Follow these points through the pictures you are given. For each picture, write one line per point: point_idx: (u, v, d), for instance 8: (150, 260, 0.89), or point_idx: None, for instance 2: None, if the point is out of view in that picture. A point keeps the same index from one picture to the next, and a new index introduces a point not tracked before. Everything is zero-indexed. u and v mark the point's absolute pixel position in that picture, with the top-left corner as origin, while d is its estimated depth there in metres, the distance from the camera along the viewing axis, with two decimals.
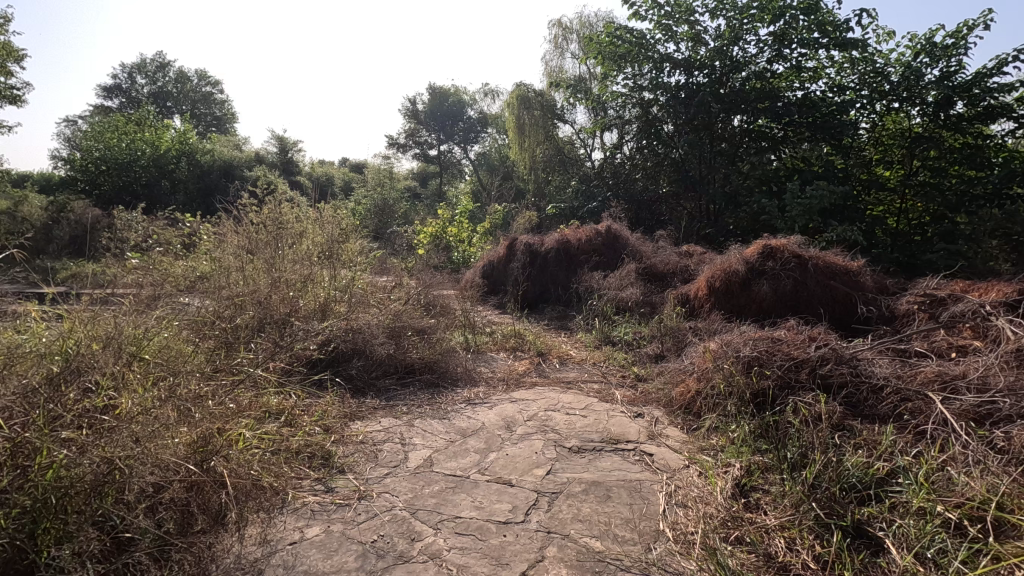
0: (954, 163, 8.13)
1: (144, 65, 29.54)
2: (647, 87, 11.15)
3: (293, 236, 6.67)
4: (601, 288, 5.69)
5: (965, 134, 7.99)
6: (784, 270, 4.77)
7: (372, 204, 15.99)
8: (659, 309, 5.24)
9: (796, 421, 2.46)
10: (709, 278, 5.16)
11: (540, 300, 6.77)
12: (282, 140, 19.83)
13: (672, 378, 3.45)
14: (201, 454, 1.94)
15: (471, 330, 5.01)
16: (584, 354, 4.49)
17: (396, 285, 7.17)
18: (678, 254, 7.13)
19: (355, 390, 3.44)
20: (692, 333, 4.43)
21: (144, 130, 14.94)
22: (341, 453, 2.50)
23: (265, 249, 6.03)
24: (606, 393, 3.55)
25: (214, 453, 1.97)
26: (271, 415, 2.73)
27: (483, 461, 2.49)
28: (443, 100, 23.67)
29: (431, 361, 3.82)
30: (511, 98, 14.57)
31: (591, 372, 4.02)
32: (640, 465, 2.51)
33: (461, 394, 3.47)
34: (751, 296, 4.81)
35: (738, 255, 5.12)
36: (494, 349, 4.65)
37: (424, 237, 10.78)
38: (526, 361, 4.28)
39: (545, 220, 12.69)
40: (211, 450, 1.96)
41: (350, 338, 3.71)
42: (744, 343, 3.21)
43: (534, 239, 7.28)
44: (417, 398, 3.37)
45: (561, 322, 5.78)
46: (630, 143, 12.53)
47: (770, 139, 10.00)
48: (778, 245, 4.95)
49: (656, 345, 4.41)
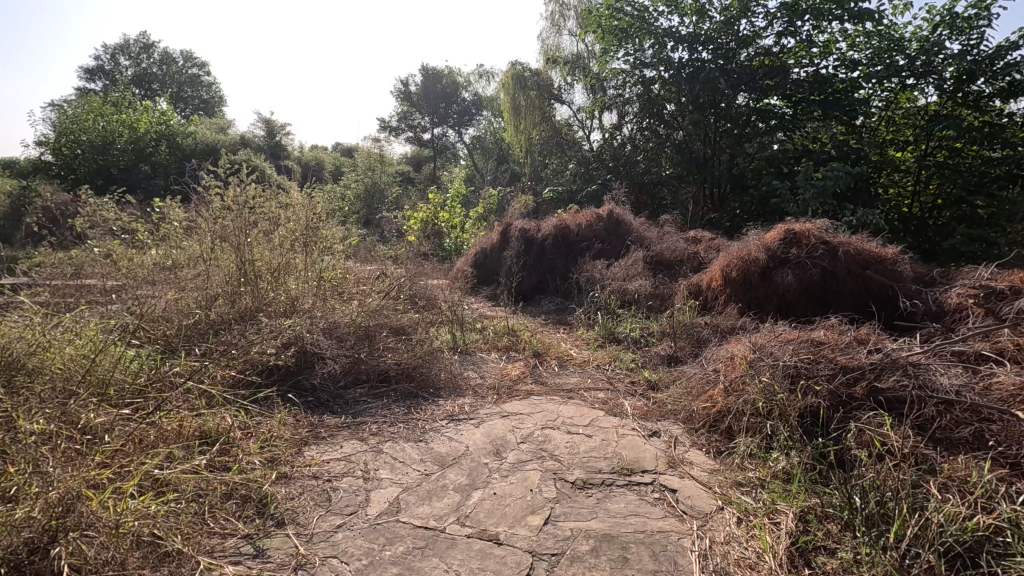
0: (971, 143, 7.46)
1: (127, 47, 28.62)
2: (648, 64, 10.52)
3: (264, 206, 5.98)
4: (604, 278, 5.16)
5: (984, 113, 7.37)
6: (812, 257, 4.25)
7: (362, 188, 15.37)
8: (669, 302, 4.72)
9: (858, 453, 1.94)
10: (725, 266, 4.66)
11: (536, 292, 6.26)
12: (269, 123, 19.14)
13: (692, 388, 2.94)
14: (53, 529, 1.44)
15: (460, 326, 4.48)
16: (586, 354, 3.98)
17: (381, 275, 6.63)
18: (686, 241, 6.58)
19: (319, 402, 2.92)
20: (709, 332, 3.91)
21: (121, 112, 14.25)
22: (284, 496, 1.97)
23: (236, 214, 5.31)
24: (614, 404, 3.03)
25: (75, 525, 1.46)
26: (205, 443, 2.24)
27: (465, 505, 1.97)
28: (436, 82, 22.87)
29: (410, 367, 3.29)
30: (506, 77, 13.85)
31: (595, 376, 3.51)
32: (662, 507, 2.00)
33: (443, 407, 2.95)
34: (774, 287, 4.31)
35: (757, 241, 4.59)
36: (484, 348, 4.13)
37: (415, 223, 10.23)
38: (520, 364, 3.76)
39: (542, 205, 12.12)
40: (69, 523, 1.45)
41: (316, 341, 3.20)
42: (780, 348, 2.69)
43: (530, 224, 6.71)
44: (392, 413, 2.85)
45: (558, 315, 5.27)
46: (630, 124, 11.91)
47: (778, 119, 9.40)
48: (804, 229, 4.41)
49: (667, 345, 3.89)
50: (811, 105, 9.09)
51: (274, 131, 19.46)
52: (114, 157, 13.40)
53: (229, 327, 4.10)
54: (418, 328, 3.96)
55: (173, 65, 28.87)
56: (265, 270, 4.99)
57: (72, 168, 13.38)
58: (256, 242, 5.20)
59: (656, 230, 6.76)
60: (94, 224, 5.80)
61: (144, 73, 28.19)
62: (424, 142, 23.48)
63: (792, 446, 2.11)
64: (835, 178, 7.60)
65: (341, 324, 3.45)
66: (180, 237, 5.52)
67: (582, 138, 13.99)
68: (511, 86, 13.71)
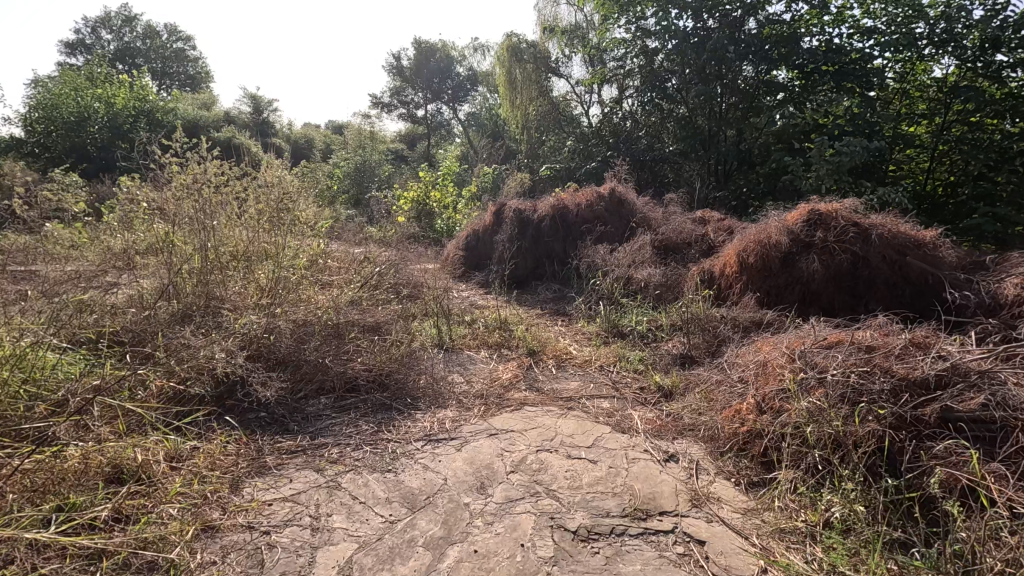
0: (990, 116, 6.85)
1: (110, 19, 27.53)
2: (651, 33, 9.89)
3: (235, 176, 5.40)
4: (606, 264, 4.69)
5: (1005, 84, 6.67)
6: (840, 243, 3.79)
7: (351, 166, 14.75)
8: (679, 292, 4.26)
9: (942, 504, 1.50)
10: (741, 251, 4.23)
11: (532, 277, 5.80)
12: (256, 98, 18.39)
13: (715, 397, 2.50)
14: None
15: (446, 319, 4.01)
16: (588, 352, 3.53)
17: (365, 260, 6.14)
18: (694, 223, 6.10)
19: (272, 418, 2.46)
20: (727, 326, 3.46)
21: (98, 86, 13.56)
22: (200, 562, 1.53)
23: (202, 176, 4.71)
24: (621, 418, 2.59)
25: None
26: (118, 483, 1.82)
27: (436, 571, 1.53)
28: (430, 56, 22.00)
29: (385, 374, 2.85)
30: (501, 49, 13.17)
31: (597, 380, 3.06)
32: (689, 568, 1.57)
33: (420, 424, 2.50)
34: (795, 276, 3.88)
35: (778, 222, 4.12)
36: (473, 345, 3.68)
37: (407, 202, 9.68)
38: (512, 365, 3.30)
39: (539, 182, 11.55)
40: None
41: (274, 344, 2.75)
42: (823, 354, 2.24)
43: (525, 204, 6.21)
44: (358, 432, 2.41)
45: (556, 305, 4.81)
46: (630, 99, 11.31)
47: (786, 92, 8.84)
48: (832, 209, 3.93)
49: (679, 342, 3.44)
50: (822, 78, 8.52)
51: (261, 107, 18.73)
52: (90, 133, 12.74)
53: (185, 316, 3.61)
54: (397, 326, 3.50)
55: (156, 38, 27.81)
56: (232, 257, 4.50)
57: (46, 145, 12.74)
58: (221, 217, 4.65)
59: (662, 212, 6.27)
60: (48, 204, 5.28)
61: (127, 48, 27.19)
62: (418, 119, 22.73)
63: (852, 487, 1.66)
64: (851, 154, 7.08)
65: (305, 324, 3.00)
66: (137, 195, 4.84)
67: (581, 113, 13.37)
68: (506, 58, 13.06)
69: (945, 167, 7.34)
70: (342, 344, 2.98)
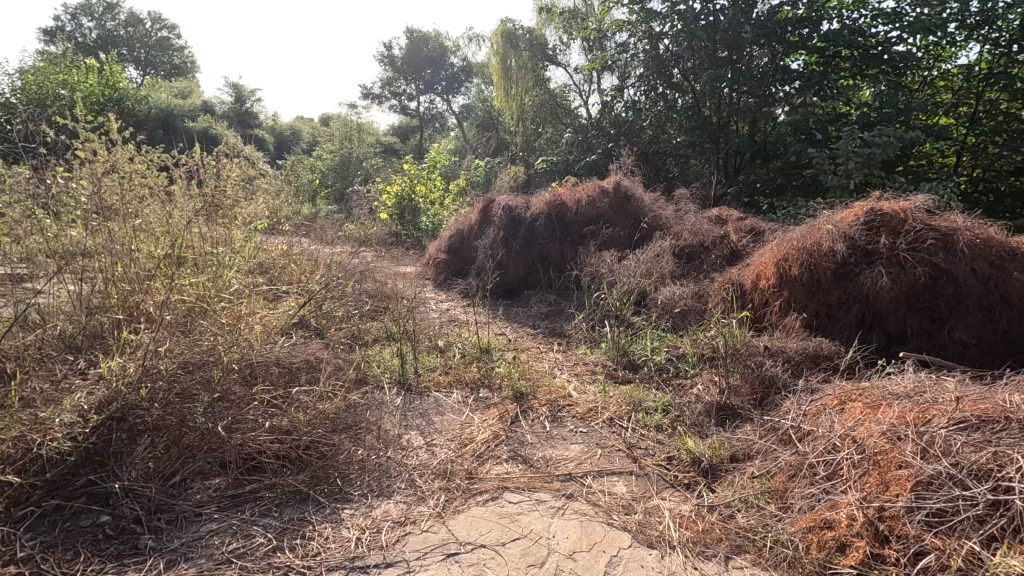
0: None
1: (91, 6, 26.22)
2: (656, 15, 9.02)
3: (171, 165, 4.50)
4: (612, 274, 3.87)
5: None
6: (915, 251, 2.98)
7: (336, 160, 13.86)
8: (704, 312, 3.44)
9: None
10: (781, 260, 3.41)
11: (523, 286, 4.98)
12: (238, 88, 17.43)
13: (787, 490, 1.68)
14: None
15: (412, 345, 3.18)
16: (592, 394, 2.72)
17: (332, 266, 5.28)
18: (711, 224, 5.28)
19: (117, 524, 1.62)
20: (774, 363, 2.65)
21: (61, 70, 12.54)
22: None
23: (119, 164, 3.81)
24: (644, 516, 1.77)
25: None
26: None
27: None
28: (422, 46, 21.07)
29: (305, 444, 1.99)
30: (496, 36, 12.34)
31: (607, 443, 2.24)
32: None
33: (344, 532, 1.66)
34: (853, 292, 3.08)
35: (829, 224, 3.31)
36: (445, 382, 2.86)
37: (390, 197, 8.83)
38: (492, 417, 2.48)
39: (534, 175, 10.67)
40: None
41: (156, 408, 1.89)
42: (976, 450, 1.41)
43: (516, 200, 5.38)
44: (248, 549, 1.57)
45: (552, 324, 3.99)
46: (631, 88, 10.44)
47: (799, 79, 7.83)
48: (900, 209, 3.14)
49: (712, 386, 2.64)
50: (841, 64, 7.68)
51: (243, 97, 17.72)
52: None
53: (73, 324, 2.65)
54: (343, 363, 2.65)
55: (139, 26, 26.61)
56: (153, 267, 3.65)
57: None
58: (146, 209, 3.74)
59: (675, 212, 5.44)
60: None
61: (108, 34, 25.98)
62: (410, 111, 21.78)
63: None
64: (884, 144, 6.25)
65: (199, 369, 2.13)
66: None
67: (580, 104, 12.49)
68: (501, 46, 12.23)
69: (985, 159, 6.57)
70: (246, 397, 2.12)
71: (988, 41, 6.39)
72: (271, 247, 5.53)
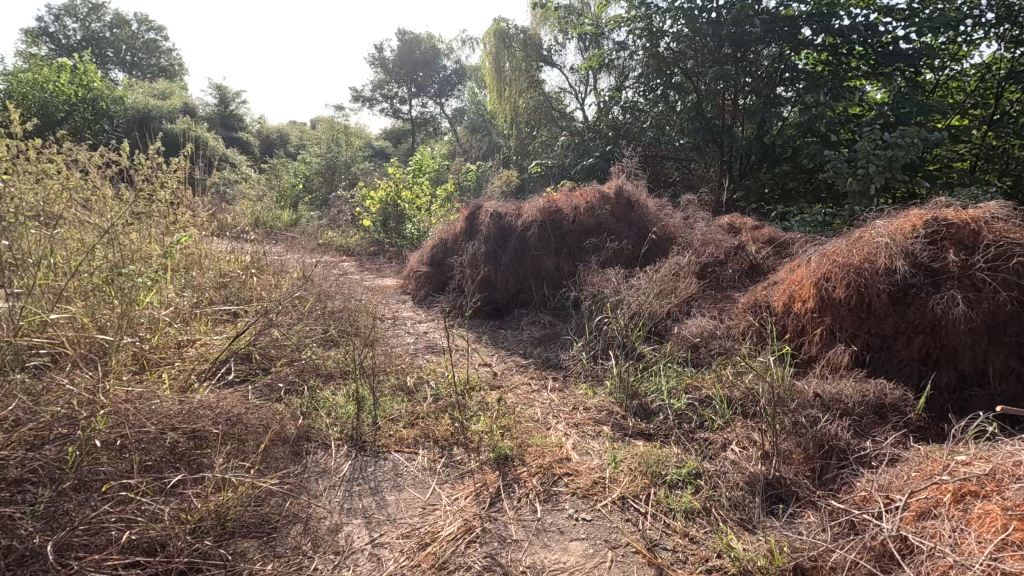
0: None
1: (74, 7, 25.45)
2: (655, 10, 8.45)
3: (105, 165, 3.87)
4: (617, 295, 3.28)
5: None
6: (994, 270, 2.44)
7: (321, 162, 13.24)
8: (730, 342, 2.86)
9: None
10: (820, 278, 2.85)
11: (514, 304, 4.40)
12: (221, 89, 16.81)
13: None
14: None
15: (373, 387, 2.59)
16: (596, 457, 2.13)
17: (297, 281, 4.68)
18: (723, 233, 4.73)
19: None
20: (831, 417, 2.06)
21: (29, 69, 11.83)
22: None
23: (26, 166, 3.18)
24: None
25: None
26: None
27: None
28: (414, 48, 20.54)
29: (179, 567, 1.35)
30: (488, 35, 11.79)
31: (620, 542, 1.64)
32: None
33: None
34: (916, 320, 2.52)
35: (881, 237, 2.75)
36: (408, 438, 2.27)
37: (373, 202, 8.21)
38: (465, 494, 1.90)
39: (528, 180, 10.09)
40: None
41: None
42: None
43: (506, 207, 4.77)
44: None
45: (545, 352, 3.40)
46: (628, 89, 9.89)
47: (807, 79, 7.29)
48: (970, 219, 2.61)
49: (751, 448, 2.06)
50: (850, 62, 7.15)
51: (227, 99, 17.06)
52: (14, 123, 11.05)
53: None
54: (272, 419, 2.04)
55: (126, 27, 25.81)
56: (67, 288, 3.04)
57: None
58: (62, 218, 3.12)
59: (682, 221, 4.88)
60: None
61: (92, 35, 25.14)
62: (401, 114, 21.17)
63: None
64: (906, 145, 5.66)
65: (34, 449, 1.45)
66: None
67: (576, 107, 11.95)
68: (493, 46, 11.67)
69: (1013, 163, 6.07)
70: (102, 492, 1.46)
71: (1014, 37, 5.88)
72: (232, 260, 4.92)
